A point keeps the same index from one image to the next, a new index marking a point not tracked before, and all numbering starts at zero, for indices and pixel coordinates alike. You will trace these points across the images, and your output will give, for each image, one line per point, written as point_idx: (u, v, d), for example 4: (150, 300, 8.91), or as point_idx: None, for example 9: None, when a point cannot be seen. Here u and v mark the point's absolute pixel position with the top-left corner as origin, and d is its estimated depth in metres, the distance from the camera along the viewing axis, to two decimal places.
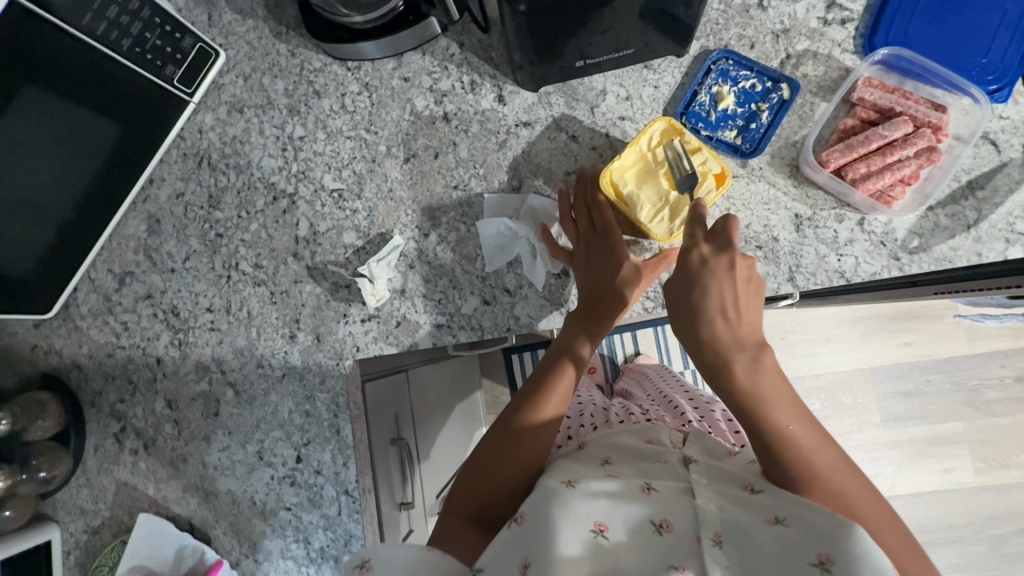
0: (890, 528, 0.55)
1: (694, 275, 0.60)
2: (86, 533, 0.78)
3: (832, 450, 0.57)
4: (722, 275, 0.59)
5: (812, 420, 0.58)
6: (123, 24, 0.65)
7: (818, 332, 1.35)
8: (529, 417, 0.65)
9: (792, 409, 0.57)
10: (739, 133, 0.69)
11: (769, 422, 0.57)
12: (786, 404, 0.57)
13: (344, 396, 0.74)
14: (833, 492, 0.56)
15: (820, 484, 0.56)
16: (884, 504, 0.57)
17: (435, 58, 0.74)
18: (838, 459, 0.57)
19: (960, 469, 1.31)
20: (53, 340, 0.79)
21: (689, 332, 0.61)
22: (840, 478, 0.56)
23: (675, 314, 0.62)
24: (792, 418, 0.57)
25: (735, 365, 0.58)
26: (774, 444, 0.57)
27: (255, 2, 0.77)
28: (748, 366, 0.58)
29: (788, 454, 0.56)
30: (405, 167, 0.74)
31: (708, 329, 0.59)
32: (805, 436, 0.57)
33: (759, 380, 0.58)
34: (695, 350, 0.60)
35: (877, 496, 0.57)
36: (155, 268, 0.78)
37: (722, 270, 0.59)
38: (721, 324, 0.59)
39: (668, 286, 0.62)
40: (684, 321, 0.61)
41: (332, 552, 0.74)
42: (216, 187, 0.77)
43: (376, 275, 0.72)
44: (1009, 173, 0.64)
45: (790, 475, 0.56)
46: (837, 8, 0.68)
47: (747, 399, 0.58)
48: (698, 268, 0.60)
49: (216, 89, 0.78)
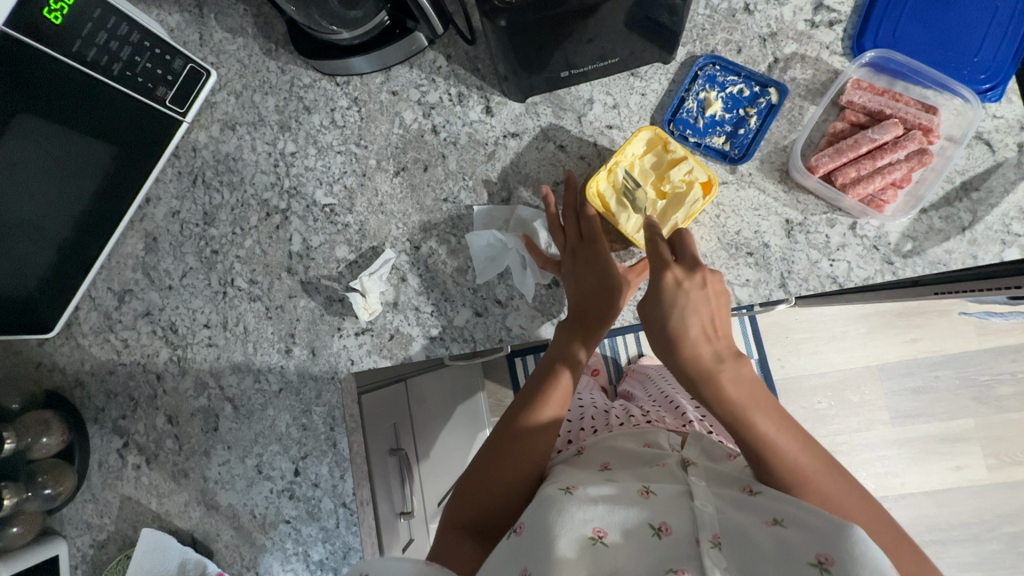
0: (882, 524, 0.56)
1: (672, 297, 0.60)
2: (93, 547, 0.79)
3: (814, 452, 0.58)
4: (697, 296, 0.60)
5: (789, 423, 0.58)
6: (112, 50, 0.66)
7: (823, 330, 1.33)
8: (524, 429, 0.65)
9: (773, 414, 0.58)
10: (728, 140, 0.68)
11: (752, 431, 0.57)
12: (764, 411, 0.58)
13: (340, 409, 0.75)
14: (820, 493, 0.56)
15: (808, 486, 0.56)
16: (868, 497, 0.57)
17: (423, 71, 0.74)
18: (821, 456, 0.58)
19: (972, 466, 1.29)
20: (57, 358, 0.80)
21: (668, 350, 0.60)
22: (825, 477, 0.57)
23: (653, 331, 0.61)
24: (772, 424, 0.57)
25: (721, 375, 0.58)
26: (760, 449, 0.57)
27: (245, 20, 0.77)
28: (733, 377, 0.59)
29: (775, 459, 0.57)
30: (395, 180, 0.74)
31: (691, 348, 0.59)
32: (787, 440, 0.57)
33: (739, 390, 0.58)
34: (677, 368, 0.60)
35: (860, 489, 0.57)
36: (153, 286, 0.79)
37: (697, 288, 0.60)
38: (701, 342, 0.59)
39: (643, 306, 0.62)
40: (662, 339, 0.60)
41: (331, 564, 0.75)
42: (211, 204, 0.78)
43: (368, 289, 0.72)
44: (1005, 173, 0.63)
45: (780, 478, 0.57)
46: (825, 9, 0.67)
47: (730, 409, 0.58)
48: (673, 291, 0.60)
49: (208, 107, 0.78)
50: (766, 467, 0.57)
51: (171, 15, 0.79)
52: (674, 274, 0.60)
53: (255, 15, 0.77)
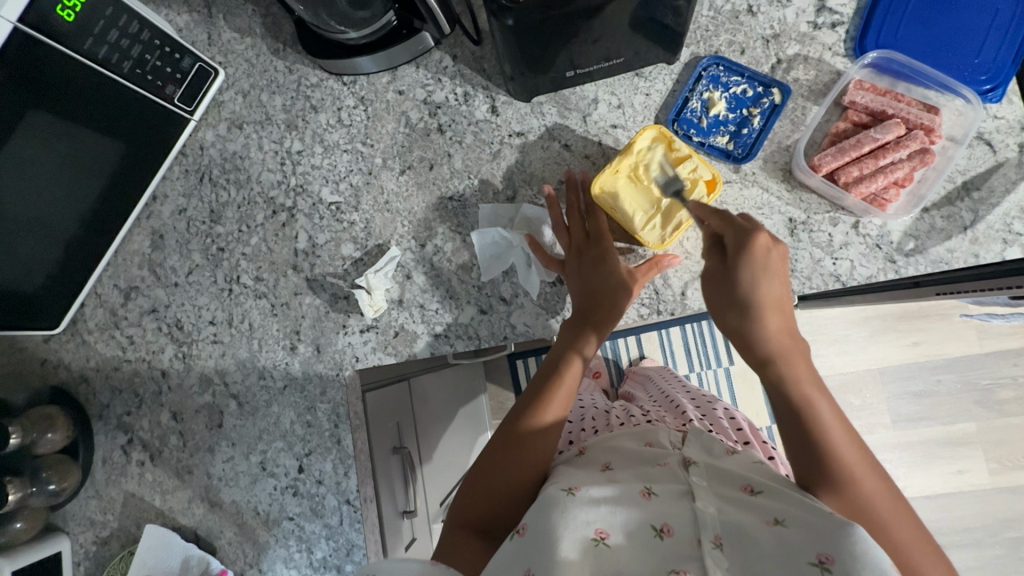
0: (921, 543, 0.54)
1: (760, 260, 0.57)
2: (95, 544, 0.79)
3: (865, 455, 0.56)
4: (780, 267, 0.57)
5: (844, 420, 0.58)
6: (124, 48, 0.66)
7: (825, 332, 1.33)
8: (529, 426, 0.65)
9: (834, 409, 0.57)
10: (731, 139, 0.69)
11: (816, 417, 0.56)
12: (827, 400, 0.58)
13: (345, 406, 0.75)
14: (865, 499, 0.55)
15: (856, 487, 0.55)
16: (912, 516, 0.55)
17: (429, 70, 0.75)
18: (870, 466, 0.56)
19: (974, 470, 1.29)
20: (62, 354, 0.81)
21: (738, 317, 0.58)
22: (876, 485, 0.55)
23: (723, 300, 0.59)
24: (834, 415, 0.57)
25: (792, 350, 0.57)
26: (818, 439, 0.56)
27: (253, 20, 0.78)
28: (804, 357, 0.58)
29: (831, 453, 0.55)
30: (401, 178, 0.75)
31: (769, 319, 0.57)
32: (842, 438, 0.56)
33: (810, 373, 0.58)
34: (749, 339, 0.58)
35: (904, 504, 0.56)
36: (159, 283, 0.79)
37: (779, 262, 0.57)
38: (776, 316, 0.58)
39: (719, 273, 0.59)
40: (736, 307, 0.58)
41: (334, 561, 0.75)
42: (217, 202, 0.79)
43: (373, 286, 0.72)
44: (1006, 173, 0.64)
45: (829, 474, 0.55)
46: (827, 11, 0.68)
47: (799, 388, 0.57)
48: (762, 257, 0.57)
49: (216, 106, 0.79)
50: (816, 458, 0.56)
51: (180, 15, 0.79)
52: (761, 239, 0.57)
53: (263, 15, 0.78)
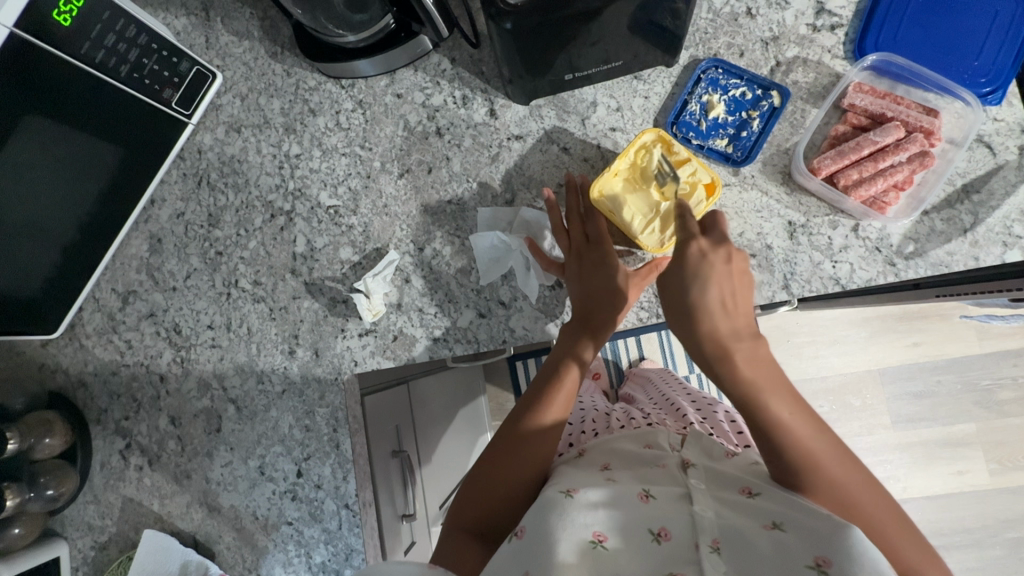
0: (885, 508, 0.55)
1: (693, 267, 0.54)
2: (94, 549, 0.79)
3: (825, 435, 0.55)
4: (720, 271, 0.53)
5: (800, 403, 0.55)
6: (121, 52, 0.66)
7: (825, 334, 1.33)
8: (528, 431, 0.64)
9: (787, 398, 0.54)
10: (731, 142, 0.69)
11: (766, 414, 0.54)
12: (778, 392, 0.54)
13: (344, 410, 0.75)
14: (826, 479, 0.54)
15: (817, 469, 0.54)
16: (877, 485, 0.56)
17: (427, 74, 0.74)
18: (829, 441, 0.55)
19: (974, 472, 1.29)
20: (60, 358, 0.80)
21: (683, 324, 0.55)
22: (837, 461, 0.54)
23: (666, 303, 0.56)
24: (786, 407, 0.54)
25: (738, 355, 0.53)
26: (773, 433, 0.54)
27: (251, 23, 0.78)
28: (751, 357, 0.53)
29: (788, 443, 0.54)
30: (399, 182, 0.75)
31: (709, 324, 0.53)
32: (798, 424, 0.54)
33: (758, 373, 0.53)
34: (693, 344, 0.54)
35: (865, 472, 0.56)
36: (157, 287, 0.79)
37: (721, 263, 0.54)
38: (721, 318, 0.53)
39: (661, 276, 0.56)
40: (676, 311, 0.55)
41: (333, 566, 0.74)
42: (215, 206, 0.78)
43: (372, 290, 0.72)
44: (1006, 176, 0.63)
45: (787, 462, 0.54)
46: (826, 14, 0.68)
47: (747, 391, 0.53)
48: (697, 262, 0.54)
49: (214, 110, 0.79)
50: (774, 448, 0.55)
51: (177, 18, 0.79)
52: (699, 244, 0.54)
53: (261, 19, 0.78)
